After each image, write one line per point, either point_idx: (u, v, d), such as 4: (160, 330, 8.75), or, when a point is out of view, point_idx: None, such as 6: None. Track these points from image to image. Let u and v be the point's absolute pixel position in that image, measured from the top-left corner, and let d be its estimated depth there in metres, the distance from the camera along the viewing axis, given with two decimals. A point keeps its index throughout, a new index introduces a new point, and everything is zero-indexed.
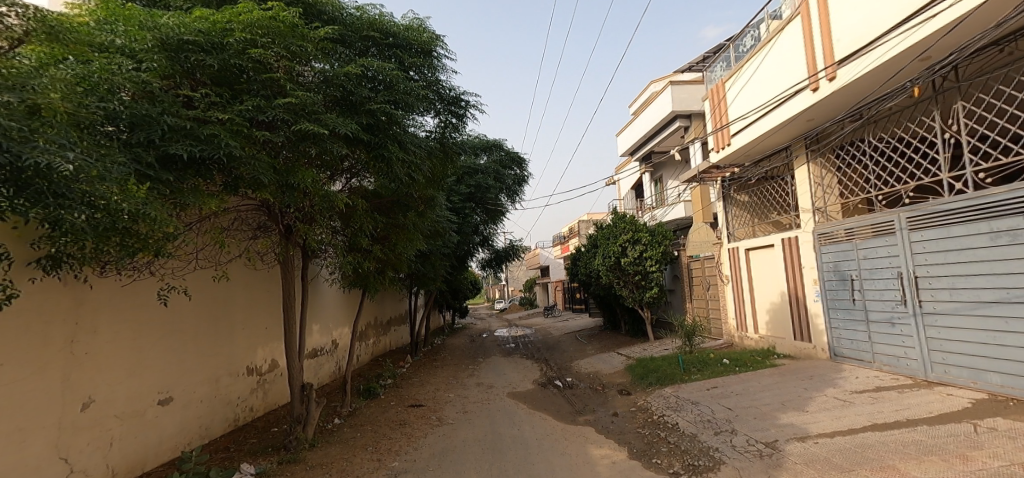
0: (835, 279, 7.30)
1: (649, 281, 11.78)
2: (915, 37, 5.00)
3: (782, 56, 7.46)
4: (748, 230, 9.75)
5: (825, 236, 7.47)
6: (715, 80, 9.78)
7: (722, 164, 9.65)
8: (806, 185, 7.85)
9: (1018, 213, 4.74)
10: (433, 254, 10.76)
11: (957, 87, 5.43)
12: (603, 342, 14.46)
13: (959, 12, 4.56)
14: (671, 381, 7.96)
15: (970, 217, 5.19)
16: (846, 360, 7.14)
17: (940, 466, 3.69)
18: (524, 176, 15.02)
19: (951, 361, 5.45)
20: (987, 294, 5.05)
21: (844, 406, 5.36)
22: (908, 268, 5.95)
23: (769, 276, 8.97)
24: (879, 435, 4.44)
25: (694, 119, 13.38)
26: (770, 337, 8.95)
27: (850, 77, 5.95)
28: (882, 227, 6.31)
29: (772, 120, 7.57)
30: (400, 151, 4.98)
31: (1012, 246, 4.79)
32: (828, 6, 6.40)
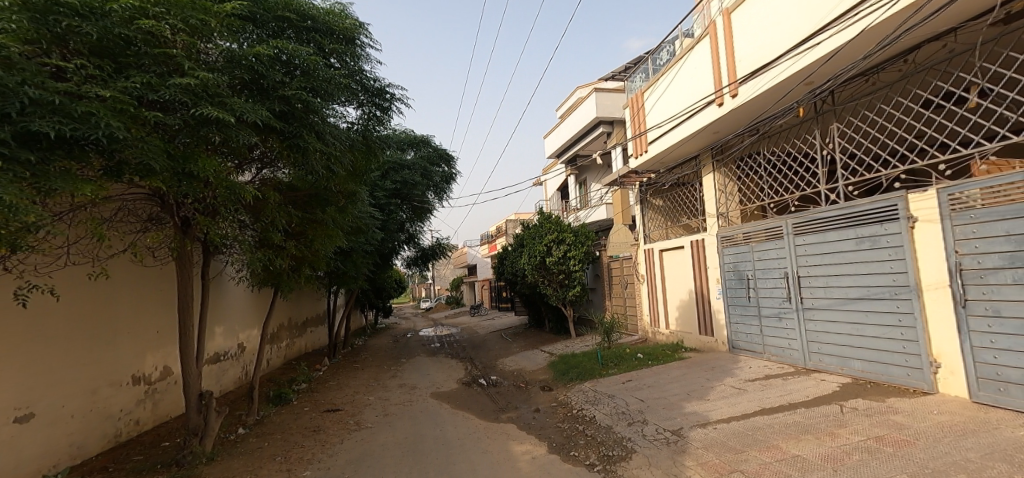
0: (734, 278, 8.01)
1: (572, 280, 12.19)
2: (802, 63, 5.62)
3: (693, 71, 8.04)
4: (662, 232, 10.42)
5: (726, 239, 8.16)
6: (635, 89, 10.33)
7: (640, 169, 10.22)
8: (711, 191, 8.54)
9: (878, 222, 5.48)
10: (354, 251, 10.33)
11: (833, 110, 6.19)
12: (527, 339, 14.74)
13: (834, 44, 5.20)
14: (590, 376, 8.28)
15: (841, 224, 5.94)
16: (742, 352, 7.86)
17: (813, 443, 4.18)
18: (451, 174, 14.88)
19: (824, 351, 6.20)
20: (853, 292, 5.80)
21: (738, 394, 5.91)
22: (793, 268, 6.68)
23: (680, 275, 9.65)
24: (767, 418, 4.95)
25: (616, 126, 14.03)
26: (679, 332, 9.65)
27: (749, 95, 6.57)
28: (773, 231, 7.03)
29: (684, 130, 8.14)
30: (317, 142, 4.73)
31: (872, 250, 5.55)
32: (732, 28, 6.99)
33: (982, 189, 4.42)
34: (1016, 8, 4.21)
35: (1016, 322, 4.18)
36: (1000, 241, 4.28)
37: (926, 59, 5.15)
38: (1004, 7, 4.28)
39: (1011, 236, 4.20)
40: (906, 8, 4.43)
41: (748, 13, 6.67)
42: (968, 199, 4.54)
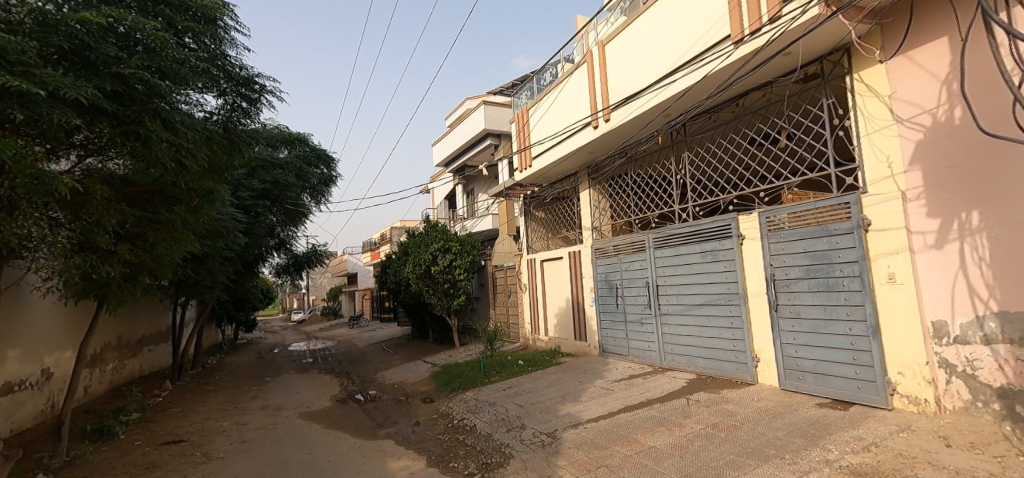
0: (605, 287, 8.69)
1: (457, 289, 12.18)
2: (661, 97, 6.38)
3: (572, 94, 8.64)
4: (543, 243, 10.96)
5: (599, 251, 8.85)
6: (521, 106, 10.77)
7: (525, 183, 10.66)
8: (587, 206, 9.21)
9: (717, 238, 6.38)
10: (210, 257, 9.12)
11: (684, 140, 7.12)
12: (410, 350, 14.35)
13: (685, 84, 5.99)
14: (471, 385, 8.31)
15: (690, 239, 6.81)
16: (610, 354, 8.55)
17: (665, 434, 4.69)
18: (331, 176, 14.00)
19: (676, 351, 7.02)
20: (698, 298, 6.66)
21: (606, 393, 6.41)
22: (653, 278, 7.47)
23: (558, 284, 10.22)
24: (629, 415, 5.43)
25: (503, 139, 14.47)
26: (557, 338, 10.20)
27: (619, 121, 7.25)
28: (637, 244, 7.81)
29: (564, 148, 8.69)
30: (164, 131, 4.09)
31: (712, 262, 6.44)
32: (606, 60, 7.67)
33: (788, 214, 5.42)
34: (810, 70, 5.29)
35: (811, 322, 5.17)
36: (801, 256, 5.28)
37: (752, 103, 6.19)
38: (803, 68, 5.35)
39: (808, 252, 5.21)
40: (739, 59, 5.29)
41: (619, 47, 7.38)
42: (779, 221, 5.53)
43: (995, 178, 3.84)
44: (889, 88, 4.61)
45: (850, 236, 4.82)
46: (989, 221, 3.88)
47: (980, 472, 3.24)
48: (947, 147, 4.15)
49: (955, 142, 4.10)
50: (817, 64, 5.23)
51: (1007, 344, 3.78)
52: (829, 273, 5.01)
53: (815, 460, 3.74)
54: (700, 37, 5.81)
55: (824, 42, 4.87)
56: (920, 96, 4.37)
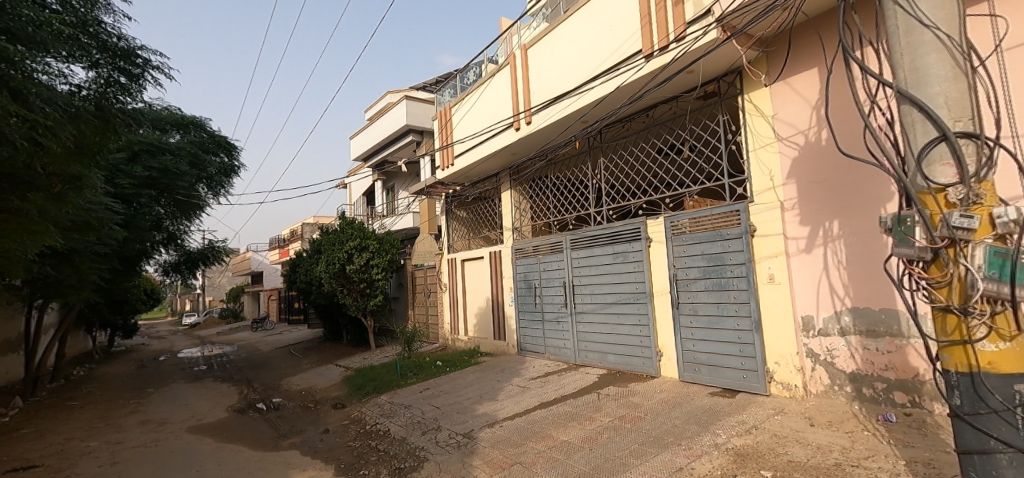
0: (523, 287, 8.85)
1: (374, 289, 11.74)
2: (579, 103, 6.61)
3: (495, 95, 8.68)
4: (465, 243, 10.91)
5: (519, 251, 8.99)
6: (444, 104, 10.63)
7: (446, 181, 10.55)
8: (508, 207, 9.31)
9: (628, 241, 6.76)
10: (77, 253, 7.91)
11: (600, 146, 7.46)
12: (321, 354, 13.56)
13: (601, 92, 6.26)
14: (387, 389, 8.03)
15: (604, 241, 7.14)
16: (528, 353, 8.72)
17: (577, 428, 4.87)
18: (232, 166, 12.83)
19: (589, 348, 7.32)
20: (610, 298, 7.00)
21: (523, 391, 6.51)
22: (569, 278, 7.73)
23: (479, 284, 10.22)
24: (544, 411, 5.56)
25: (426, 136, 14.20)
26: (477, 338, 10.20)
27: (540, 124, 7.41)
28: (555, 245, 8.04)
29: (486, 148, 8.70)
30: (15, 104, 3.46)
31: (623, 263, 6.81)
32: (528, 64, 7.81)
33: (689, 219, 5.89)
34: (709, 88, 5.79)
35: (706, 318, 5.66)
36: (699, 258, 5.76)
37: (660, 115, 6.63)
38: (704, 86, 5.85)
39: (705, 255, 5.69)
40: (648, 73, 5.64)
41: (540, 52, 7.55)
42: (682, 226, 5.97)
43: (851, 193, 4.49)
44: (772, 109, 5.18)
45: (740, 241, 5.33)
46: (847, 230, 4.51)
47: (836, 446, 3.74)
48: (816, 164, 4.76)
49: (822, 160, 4.72)
50: (715, 83, 5.74)
51: (857, 335, 4.48)
52: (722, 274, 5.51)
53: (706, 444, 4.09)
54: (615, 49, 6.11)
55: (720, 63, 5.36)
56: (795, 119, 4.96)
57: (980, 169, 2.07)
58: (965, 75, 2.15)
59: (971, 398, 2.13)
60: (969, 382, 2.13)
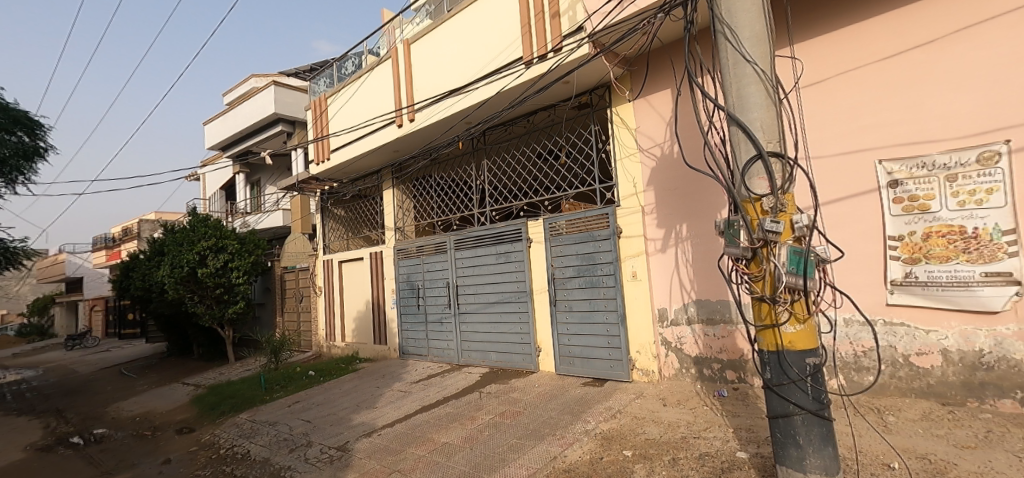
0: (406, 288, 8.60)
1: (233, 294, 10.45)
2: (463, 104, 6.63)
3: (375, 89, 8.30)
4: (342, 243, 10.27)
5: (401, 252, 8.71)
6: (318, 93, 9.87)
7: (321, 177, 9.82)
8: (390, 206, 8.97)
9: (510, 241, 6.94)
10: None
11: (483, 148, 7.57)
12: (164, 372, 11.68)
13: (484, 95, 6.35)
14: (248, 405, 7.19)
15: (487, 242, 7.25)
16: (410, 356, 8.49)
17: (459, 429, 4.87)
18: (37, 147, 10.43)
19: (473, 347, 7.38)
20: (493, 297, 7.13)
21: (404, 396, 6.32)
22: (453, 279, 7.71)
23: (357, 287, 9.69)
24: (425, 414, 5.47)
25: (298, 127, 13.06)
26: (355, 343, 9.65)
27: (423, 122, 7.27)
28: (439, 246, 7.96)
29: (366, 144, 8.29)
30: None
31: (505, 263, 6.98)
32: (411, 60, 7.62)
33: (566, 221, 6.26)
34: (583, 99, 6.23)
35: (580, 314, 6.07)
36: (574, 258, 6.15)
37: (539, 122, 6.94)
38: (578, 97, 6.28)
39: (579, 255, 6.10)
40: (528, 80, 5.87)
41: (423, 49, 7.41)
42: (559, 227, 6.32)
43: (696, 201, 5.17)
44: (635, 122, 5.74)
45: (609, 241, 5.81)
46: (693, 232, 5.19)
47: (682, 422, 4.26)
48: (670, 174, 5.39)
49: (674, 170, 5.36)
50: (588, 95, 6.19)
51: (700, 323, 5.17)
52: (593, 272, 5.95)
53: (577, 432, 4.37)
54: (497, 54, 6.25)
55: (592, 77, 5.79)
56: (653, 132, 5.57)
57: (784, 183, 2.54)
58: (775, 105, 2.61)
59: (778, 371, 2.58)
60: (776, 358, 2.59)
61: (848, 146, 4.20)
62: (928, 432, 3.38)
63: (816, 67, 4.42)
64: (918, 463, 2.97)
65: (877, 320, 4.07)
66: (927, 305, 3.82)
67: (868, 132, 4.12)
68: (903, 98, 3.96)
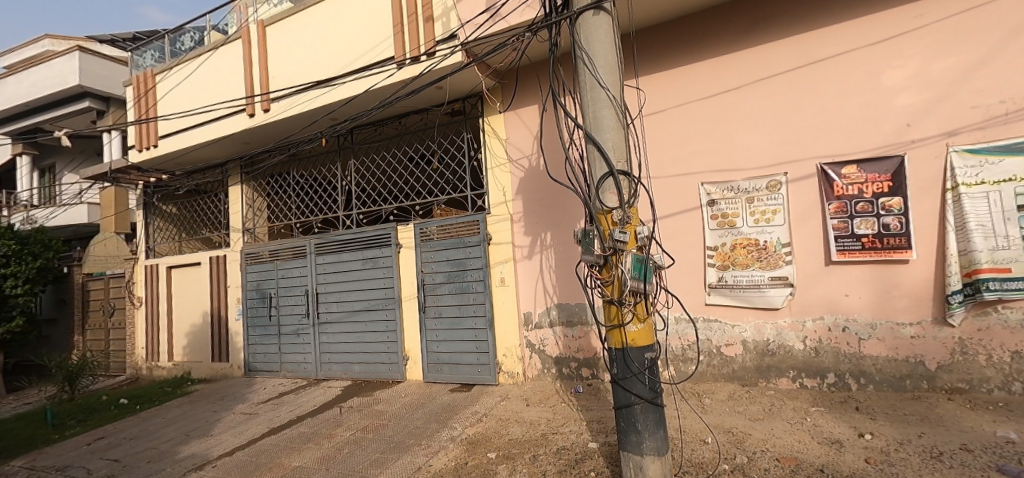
0: (255, 297, 7.67)
1: (6, 309, 8.23)
2: (327, 98, 6.17)
3: (221, 71, 7.29)
4: (172, 246, 8.87)
5: (250, 256, 7.75)
6: (144, 67, 8.33)
7: (145, 167, 8.29)
8: (237, 205, 7.96)
9: (377, 246, 6.63)
10: None
11: (350, 147, 7.14)
12: None
13: (351, 91, 6.00)
14: (26, 449, 5.69)
15: (352, 246, 6.84)
16: (258, 374, 7.58)
17: (313, 449, 4.47)
18: None
19: (334, 359, 6.86)
20: (357, 305, 6.74)
21: (248, 419, 5.60)
22: (313, 286, 7.10)
23: (192, 296, 8.38)
24: (274, 438, 4.91)
25: (113, 105, 10.86)
26: (186, 362, 8.30)
27: (279, 114, 6.59)
28: (297, 250, 7.28)
29: (207, 132, 7.22)
30: None
31: (372, 269, 6.64)
32: (267, 44, 6.88)
33: (437, 226, 6.20)
34: (456, 106, 6.27)
35: (449, 320, 6.04)
36: (444, 264, 6.12)
37: (411, 124, 6.79)
38: (451, 104, 6.30)
39: (450, 260, 6.09)
40: (400, 81, 5.70)
41: (282, 33, 6.74)
42: (430, 232, 6.23)
43: (559, 211, 5.55)
44: (505, 134, 5.95)
45: (479, 248, 5.90)
46: (556, 240, 5.55)
47: (543, 420, 4.50)
48: (536, 185, 5.70)
49: (540, 182, 5.68)
50: (461, 102, 6.25)
51: (560, 325, 5.53)
52: (463, 278, 5.99)
53: (443, 439, 4.34)
54: (367, 50, 5.96)
55: (465, 85, 5.85)
56: (522, 145, 5.84)
57: (630, 198, 2.86)
58: (625, 128, 2.92)
59: (622, 366, 2.88)
60: (621, 355, 2.88)
61: (680, 169, 4.90)
62: (733, 409, 4.08)
63: (656, 99, 5.06)
64: (725, 436, 3.57)
65: (698, 318, 4.79)
66: (734, 304, 4.62)
67: (694, 158, 4.85)
68: (719, 132, 4.75)
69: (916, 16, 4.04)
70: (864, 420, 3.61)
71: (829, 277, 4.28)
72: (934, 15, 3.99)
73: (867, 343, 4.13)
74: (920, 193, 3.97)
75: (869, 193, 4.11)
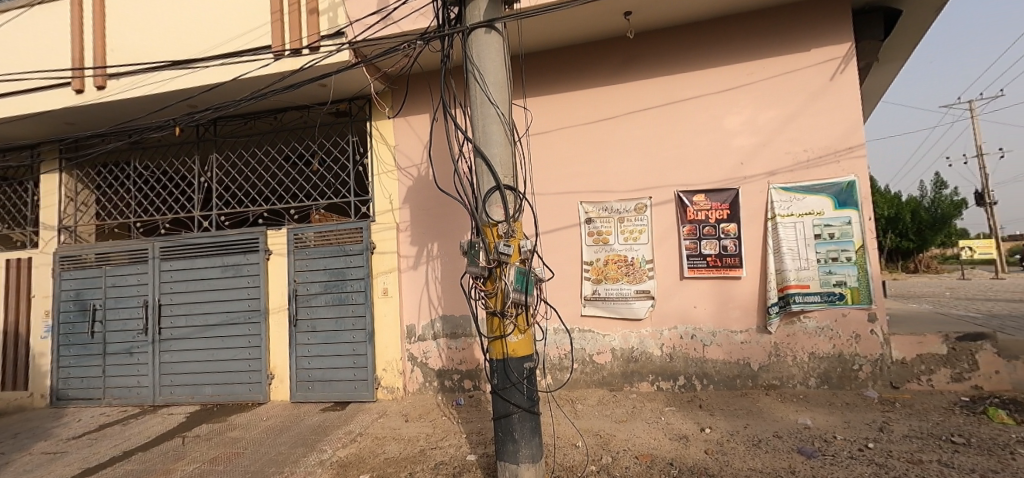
0: (73, 309, 6.34)
1: None
2: (184, 82, 5.41)
3: (39, 34, 6.01)
4: None
5: (68, 260, 6.42)
6: None
7: None
8: (53, 198, 6.57)
9: (241, 252, 5.95)
10: None
11: (212, 139, 6.34)
12: None
13: (215, 77, 5.34)
14: None
15: (210, 251, 6.04)
16: (71, 403, 6.24)
17: None
18: None
19: (178, 381, 5.94)
20: (212, 319, 5.94)
21: (53, 460, 4.57)
22: (155, 297, 6.11)
23: None
24: None
25: None
26: None
27: (120, 93, 5.61)
28: (136, 254, 6.21)
29: (13, 105, 5.86)
30: None
31: (234, 277, 5.93)
32: (107, 10, 5.85)
33: (314, 232, 5.76)
34: (341, 107, 5.94)
35: (323, 334, 5.62)
36: (320, 273, 5.69)
37: (288, 121, 6.26)
38: (335, 103, 5.95)
39: (328, 270, 5.68)
40: (276, 73, 5.22)
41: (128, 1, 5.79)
42: (306, 239, 5.77)
43: (447, 222, 5.54)
44: (394, 140, 5.79)
45: (361, 257, 5.61)
46: (443, 251, 5.52)
47: (421, 435, 4.39)
48: (424, 194, 5.63)
49: (428, 192, 5.62)
50: (347, 103, 5.93)
51: (443, 337, 5.48)
52: (342, 289, 5.63)
53: (310, 464, 3.99)
54: (238, 34, 5.39)
55: (351, 86, 5.57)
56: (411, 153, 5.73)
57: (515, 213, 2.96)
58: (512, 146, 3.03)
59: (502, 376, 2.95)
60: (502, 365, 2.95)
61: (561, 188, 5.21)
62: (600, 413, 4.39)
63: (542, 120, 5.34)
64: (593, 439, 3.82)
65: (574, 328, 5.10)
66: (605, 316, 5.00)
67: (574, 179, 5.20)
68: (596, 156, 5.16)
69: (750, 73, 4.84)
70: (705, 416, 4.14)
71: (682, 291, 4.85)
72: (761, 74, 4.81)
73: (709, 349, 4.76)
74: (751, 221, 4.72)
75: (713, 218, 4.79)
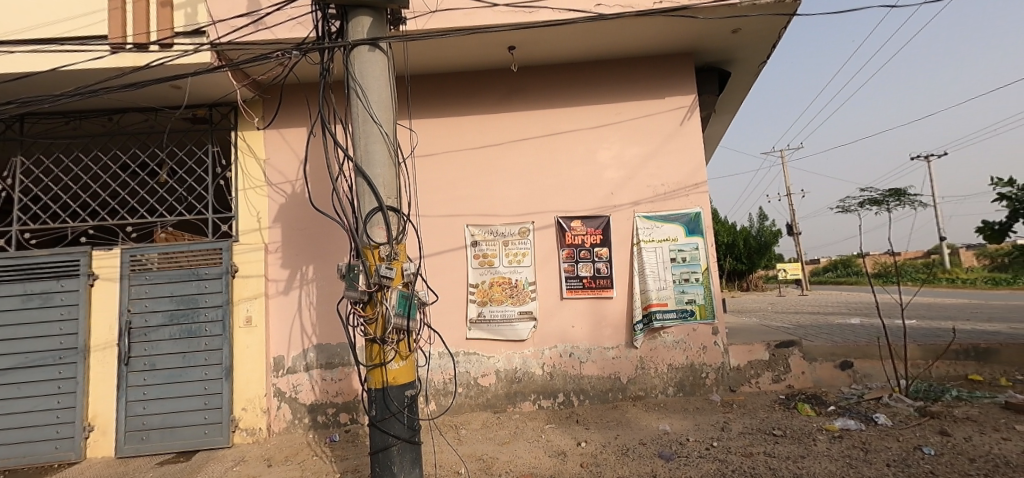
0: None
1: None
2: None
3: None
4: None
5: None
6: None
7: None
8: None
9: (54, 277, 4.88)
10: None
11: (18, 139, 5.17)
12: None
13: (26, 66, 4.41)
14: None
15: (7, 276, 4.86)
16: None
17: None
18: None
19: None
20: (5, 361, 4.74)
21: None
22: None
23: None
24: None
25: None
26: None
27: None
28: None
29: None
30: None
31: (41, 309, 4.83)
32: None
33: (159, 254, 4.96)
34: (199, 113, 5.28)
35: (165, 373, 4.80)
36: (165, 301, 4.90)
37: (129, 124, 5.38)
38: (192, 109, 5.27)
39: (174, 296, 4.91)
40: (114, 68, 4.48)
41: None
42: (147, 261, 4.94)
43: (323, 243, 5.18)
44: (265, 153, 5.30)
45: (218, 281, 4.96)
46: (319, 274, 5.14)
47: None
48: (298, 213, 5.22)
49: (303, 210, 5.22)
50: (206, 109, 5.28)
51: (317, 368, 5.05)
52: (193, 319, 4.89)
53: None
54: (64, 20, 4.57)
55: (213, 91, 5.00)
56: (284, 168, 5.30)
57: (398, 235, 2.88)
58: (396, 166, 2.96)
59: (381, 407, 2.79)
60: (381, 395, 2.79)
61: (447, 210, 5.22)
62: (484, 436, 4.38)
63: (427, 143, 5.32)
64: (475, 464, 3.79)
65: (458, 352, 5.06)
66: (489, 338, 5.06)
67: (460, 202, 5.24)
68: (481, 181, 5.28)
69: (617, 113, 5.39)
70: (581, 431, 4.36)
71: (561, 311, 5.12)
72: (626, 115, 5.38)
73: (586, 365, 5.06)
74: (619, 246, 5.19)
75: (588, 243, 5.17)
